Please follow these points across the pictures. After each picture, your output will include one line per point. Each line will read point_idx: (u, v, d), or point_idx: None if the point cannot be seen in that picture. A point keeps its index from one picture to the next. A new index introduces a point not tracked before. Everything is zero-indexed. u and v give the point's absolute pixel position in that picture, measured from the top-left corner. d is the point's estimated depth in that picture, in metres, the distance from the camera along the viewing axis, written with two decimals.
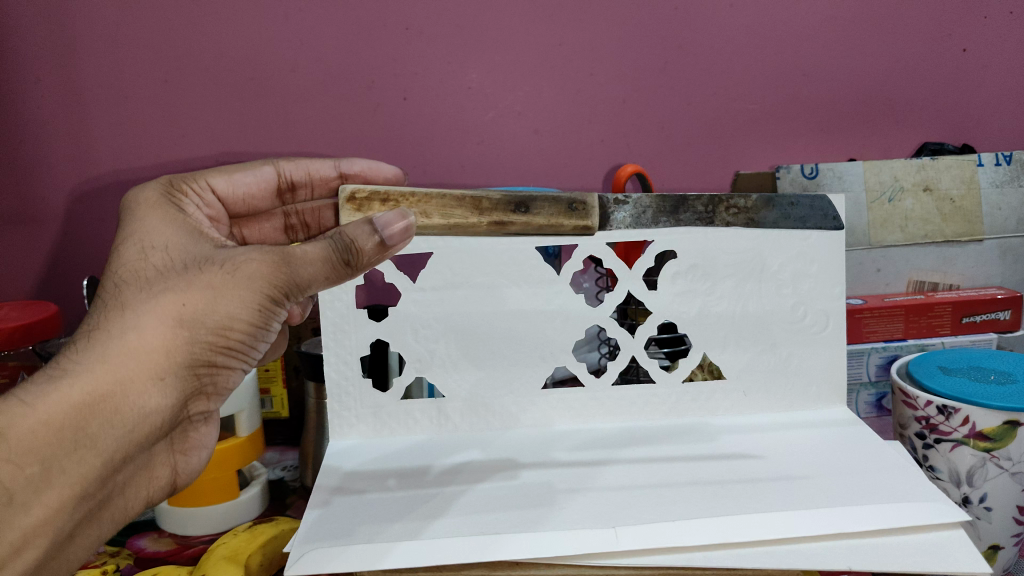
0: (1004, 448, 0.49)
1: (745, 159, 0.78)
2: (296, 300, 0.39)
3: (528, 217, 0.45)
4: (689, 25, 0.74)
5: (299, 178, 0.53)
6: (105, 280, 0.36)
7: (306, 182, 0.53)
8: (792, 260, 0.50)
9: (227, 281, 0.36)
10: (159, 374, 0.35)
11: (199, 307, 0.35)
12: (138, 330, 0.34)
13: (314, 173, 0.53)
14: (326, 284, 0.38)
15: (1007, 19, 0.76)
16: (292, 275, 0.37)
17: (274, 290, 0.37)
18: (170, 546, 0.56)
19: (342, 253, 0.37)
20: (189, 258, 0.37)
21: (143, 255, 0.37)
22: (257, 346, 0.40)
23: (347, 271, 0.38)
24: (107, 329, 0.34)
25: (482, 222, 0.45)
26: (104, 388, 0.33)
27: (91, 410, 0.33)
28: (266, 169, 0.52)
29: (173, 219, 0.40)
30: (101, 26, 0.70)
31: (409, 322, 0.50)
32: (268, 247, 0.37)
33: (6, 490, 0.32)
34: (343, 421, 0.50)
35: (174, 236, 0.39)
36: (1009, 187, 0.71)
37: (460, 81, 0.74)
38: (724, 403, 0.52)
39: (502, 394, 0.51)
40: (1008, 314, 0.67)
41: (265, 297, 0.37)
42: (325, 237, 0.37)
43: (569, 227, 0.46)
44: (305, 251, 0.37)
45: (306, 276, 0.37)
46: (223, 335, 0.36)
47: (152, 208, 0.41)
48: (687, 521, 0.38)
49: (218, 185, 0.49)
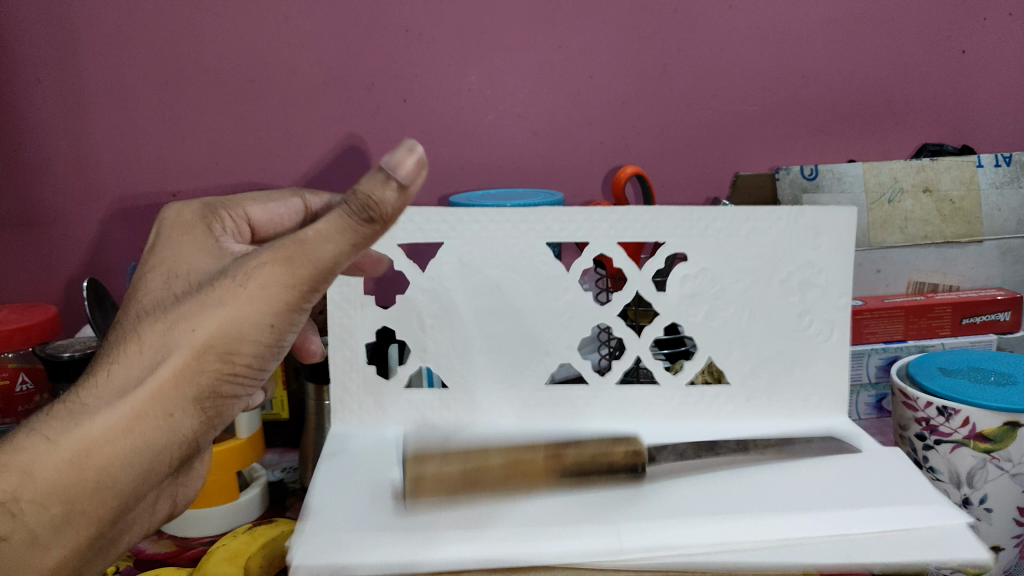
0: (1004, 449, 0.49)
1: (744, 160, 0.78)
2: (315, 301, 0.38)
3: (579, 451, 0.44)
4: (689, 27, 0.74)
5: (323, 208, 0.53)
6: (129, 312, 0.37)
7: (329, 211, 0.53)
8: (803, 269, 0.50)
9: (237, 300, 0.36)
10: (174, 407, 0.35)
11: (211, 332, 0.35)
12: (156, 361, 0.35)
13: (337, 201, 0.53)
14: (348, 260, 0.37)
15: (1007, 20, 0.76)
16: (307, 265, 0.36)
17: (289, 299, 0.36)
18: (170, 548, 0.56)
19: (359, 214, 0.36)
20: (205, 281, 0.37)
21: (167, 283, 0.38)
22: (275, 360, 0.39)
23: (370, 234, 0.37)
24: (126, 362, 0.35)
25: (538, 457, 0.43)
26: (121, 423, 0.34)
27: (109, 446, 0.33)
28: (293, 199, 0.52)
29: (198, 245, 0.42)
30: (102, 29, 0.70)
31: (417, 312, 0.50)
32: (279, 249, 0.36)
33: (29, 529, 0.33)
34: (348, 411, 0.50)
35: (197, 264, 0.40)
36: (1009, 188, 0.71)
37: (460, 83, 0.74)
38: (727, 407, 0.51)
39: (506, 389, 0.51)
40: (1009, 315, 0.68)
41: (280, 308, 0.36)
42: (339, 207, 0.36)
43: (621, 456, 0.44)
44: (318, 231, 0.36)
45: (321, 260, 0.36)
46: (234, 359, 0.36)
47: (184, 234, 0.43)
48: (685, 523, 0.38)
49: (254, 213, 0.50)
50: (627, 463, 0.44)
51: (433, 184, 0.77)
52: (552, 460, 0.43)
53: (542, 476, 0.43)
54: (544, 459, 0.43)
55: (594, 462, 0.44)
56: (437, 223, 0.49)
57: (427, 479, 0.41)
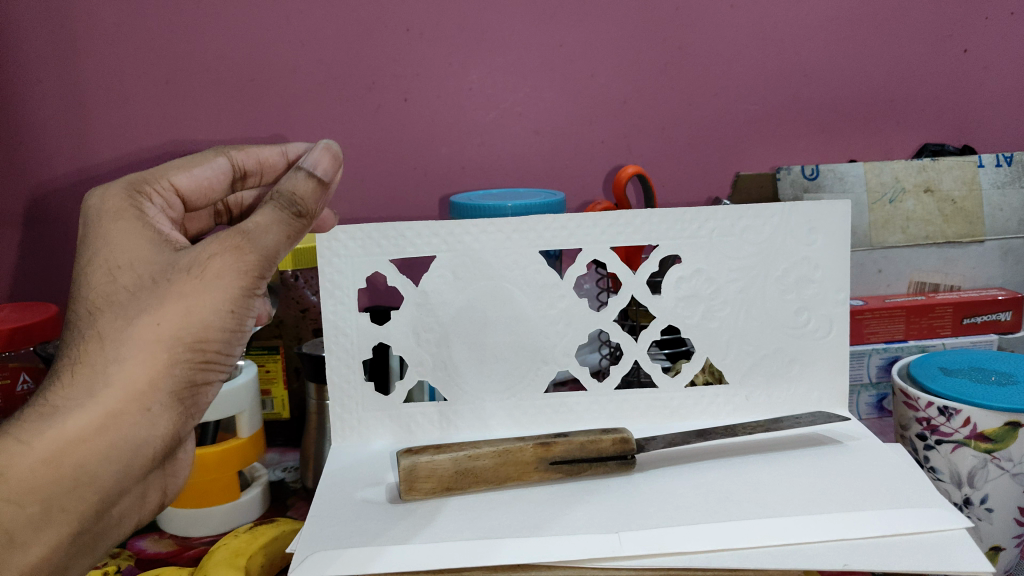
0: (1006, 449, 0.49)
1: (745, 160, 0.78)
2: (265, 286, 0.39)
3: (569, 438, 0.43)
4: (690, 26, 0.74)
5: (251, 167, 0.49)
6: (77, 305, 0.35)
7: (257, 171, 0.49)
8: (798, 265, 0.49)
9: (196, 290, 0.35)
10: (148, 403, 0.35)
11: (175, 325, 0.35)
12: (120, 361, 0.34)
13: (266, 160, 0.49)
14: (287, 249, 0.39)
15: (1008, 20, 0.76)
16: (255, 252, 0.37)
17: (245, 282, 0.37)
18: (171, 547, 0.56)
19: (288, 207, 0.38)
20: (159, 269, 0.36)
21: (112, 276, 0.36)
22: (240, 346, 0.39)
23: (301, 225, 0.39)
24: (90, 363, 0.34)
25: (528, 446, 0.43)
26: (95, 421, 0.33)
27: (87, 444, 0.33)
28: (219, 160, 0.47)
29: (140, 225, 0.38)
30: (102, 27, 0.70)
31: (411, 325, 0.49)
32: (225, 237, 0.37)
33: (8, 531, 0.33)
34: (345, 431, 0.48)
35: (139, 249, 0.37)
36: (1010, 188, 0.71)
37: (461, 82, 0.74)
38: (726, 408, 0.50)
39: (504, 398, 0.49)
40: (1010, 315, 0.68)
41: (238, 294, 0.37)
42: (268, 201, 0.38)
43: (611, 445, 0.43)
44: (256, 221, 0.37)
45: (268, 246, 0.37)
46: (202, 350, 0.36)
47: (119, 211, 0.39)
48: (689, 528, 0.38)
49: (178, 182, 0.45)
50: (617, 451, 0.43)
51: (433, 184, 0.77)
52: (542, 450, 0.43)
53: (531, 469, 0.43)
54: (533, 450, 0.43)
55: (583, 450, 0.43)
56: (429, 235, 0.48)
57: (421, 475, 0.41)
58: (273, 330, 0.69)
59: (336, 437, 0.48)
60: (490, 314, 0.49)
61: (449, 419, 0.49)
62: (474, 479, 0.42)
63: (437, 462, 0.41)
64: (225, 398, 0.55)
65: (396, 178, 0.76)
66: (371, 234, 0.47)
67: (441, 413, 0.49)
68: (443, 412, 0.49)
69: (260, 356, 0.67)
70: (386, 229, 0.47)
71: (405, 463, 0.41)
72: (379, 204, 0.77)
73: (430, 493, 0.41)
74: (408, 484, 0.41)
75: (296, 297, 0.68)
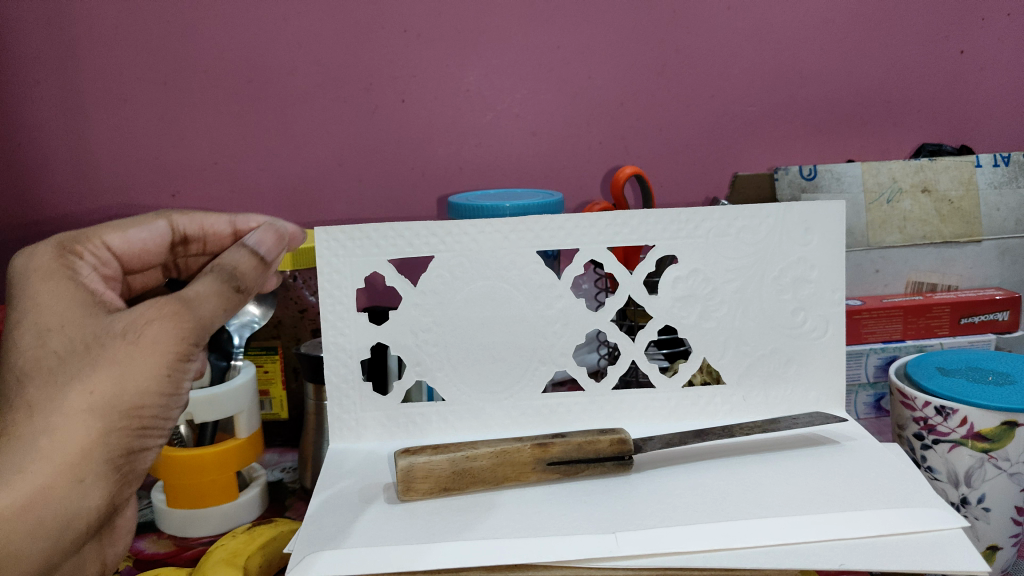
0: (1003, 449, 0.49)
1: (743, 160, 0.78)
2: (202, 351, 0.39)
3: (566, 438, 0.43)
4: (688, 27, 0.74)
5: (192, 232, 0.50)
6: (4, 374, 0.34)
7: (199, 236, 0.51)
8: (794, 265, 0.49)
9: (132, 353, 0.35)
10: (81, 474, 0.34)
11: (110, 390, 0.34)
12: (51, 431, 0.33)
13: (208, 227, 0.50)
14: (224, 320, 0.40)
15: (1005, 20, 0.76)
16: (193, 318, 0.38)
17: (182, 348, 0.37)
18: (170, 548, 0.56)
19: (228, 282, 0.40)
20: (90, 334, 0.35)
21: (41, 339, 0.35)
22: (177, 412, 0.39)
23: (239, 300, 0.41)
24: (18, 433, 0.33)
25: (526, 447, 0.43)
26: (25, 491, 0.32)
27: (13, 517, 0.32)
28: (159, 223, 0.49)
29: (71, 288, 0.38)
30: (101, 28, 0.70)
31: (409, 326, 0.49)
32: (162, 303, 0.37)
33: None
34: (344, 432, 0.48)
35: (70, 311, 0.36)
36: (1008, 188, 0.72)
37: (459, 84, 0.74)
38: (724, 407, 0.50)
39: (502, 398, 0.49)
40: (1007, 315, 0.68)
41: (174, 357, 0.37)
42: (208, 275, 0.40)
43: (609, 445, 0.43)
44: (197, 292, 0.38)
45: (207, 313, 0.38)
46: (139, 415, 0.35)
47: (47, 274, 0.38)
48: (686, 527, 0.38)
49: (112, 242, 0.46)
50: (614, 452, 0.43)
51: (432, 184, 0.77)
52: (540, 451, 0.43)
53: (529, 469, 0.43)
54: (531, 451, 0.43)
55: (581, 451, 0.43)
56: (427, 236, 0.48)
57: (418, 476, 0.41)
58: (272, 329, 0.69)
59: (334, 437, 0.48)
60: (488, 314, 0.49)
61: (447, 419, 0.49)
62: (472, 479, 0.42)
63: (434, 462, 0.41)
64: (223, 399, 0.55)
65: (394, 178, 0.76)
66: (368, 234, 0.47)
67: (439, 413, 0.49)
68: (440, 411, 0.49)
69: (259, 356, 0.67)
70: (384, 229, 0.47)
71: (402, 463, 0.41)
72: (377, 205, 0.77)
73: (428, 493, 0.41)
74: (406, 485, 0.41)
75: (294, 297, 0.68)
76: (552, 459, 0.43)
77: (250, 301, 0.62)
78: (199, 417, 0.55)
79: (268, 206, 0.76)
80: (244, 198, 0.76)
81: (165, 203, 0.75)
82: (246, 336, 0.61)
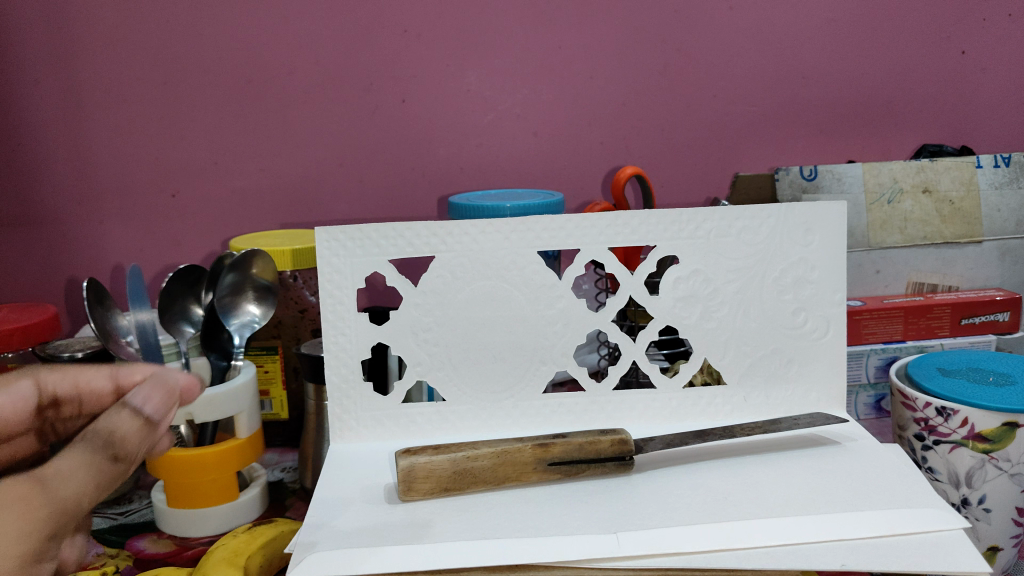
0: (1003, 449, 0.49)
1: (744, 161, 0.78)
2: (47, 561, 0.27)
3: (567, 438, 0.43)
4: (689, 27, 0.74)
5: (64, 392, 0.35)
6: None
7: (74, 397, 0.35)
8: (795, 265, 0.49)
9: None
10: None
11: None
12: None
13: (84, 385, 0.35)
14: (101, 502, 0.28)
15: (1006, 21, 0.76)
16: (42, 509, 0.26)
17: (31, 545, 0.26)
18: (170, 548, 0.56)
19: (104, 451, 0.28)
20: None
21: None
22: None
23: (111, 475, 0.28)
24: None
25: (527, 447, 0.43)
26: None
27: None
28: (18, 385, 0.34)
29: None
30: (101, 27, 0.70)
31: (409, 326, 0.49)
32: None
33: None
34: (344, 432, 0.48)
35: None
36: (1008, 189, 0.72)
37: (460, 84, 0.74)
38: (724, 408, 0.50)
39: (503, 398, 0.49)
40: (1007, 316, 0.68)
41: (13, 566, 0.25)
42: (69, 448, 0.27)
43: (610, 445, 0.43)
44: (57, 467, 0.27)
45: (70, 495, 0.27)
46: None
47: None
48: (688, 527, 0.38)
49: None
50: (616, 452, 0.43)
51: (432, 184, 0.77)
52: (540, 451, 0.43)
53: (530, 469, 0.43)
54: (532, 451, 0.43)
55: (582, 451, 0.43)
56: (428, 236, 0.48)
57: (419, 476, 0.41)
58: (272, 329, 0.68)
59: (334, 437, 0.48)
60: (489, 314, 0.49)
61: (448, 420, 0.49)
62: (473, 479, 0.42)
63: (435, 462, 0.41)
64: (224, 400, 0.55)
65: (394, 178, 0.76)
66: (369, 235, 0.47)
67: (439, 413, 0.49)
68: (441, 411, 0.49)
69: (259, 356, 0.67)
70: (385, 229, 0.47)
71: (403, 463, 0.41)
72: (378, 205, 0.77)
73: (429, 493, 0.41)
74: (407, 484, 0.41)
75: (295, 297, 0.67)
76: (554, 460, 0.43)
77: (250, 301, 0.61)
78: (199, 417, 0.54)
79: (268, 206, 0.76)
80: (244, 198, 0.75)
81: (165, 203, 0.75)
82: (246, 336, 0.61)
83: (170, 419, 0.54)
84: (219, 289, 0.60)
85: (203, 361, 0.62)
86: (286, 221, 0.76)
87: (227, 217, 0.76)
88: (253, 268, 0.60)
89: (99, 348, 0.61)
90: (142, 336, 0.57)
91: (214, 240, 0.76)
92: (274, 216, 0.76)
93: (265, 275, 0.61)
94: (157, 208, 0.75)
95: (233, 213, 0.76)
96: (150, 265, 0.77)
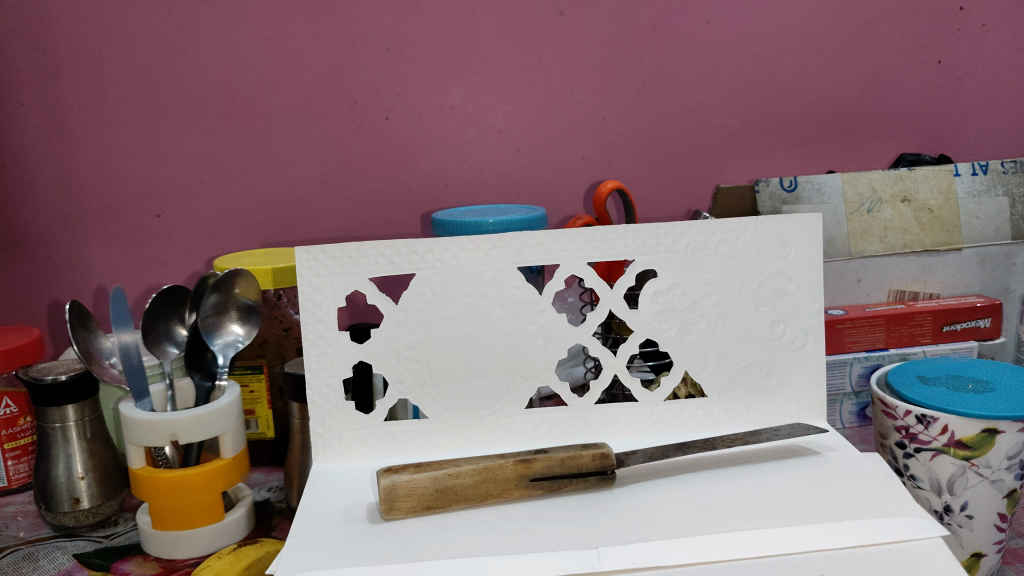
0: (983, 455, 0.50)
1: (725, 172, 0.79)
2: None
3: (549, 454, 0.44)
4: (669, 43, 0.75)
5: None
6: None
7: None
8: (772, 277, 0.50)
9: None
10: None
11: None
12: None
13: None
14: None
15: (980, 31, 0.77)
16: None
17: None
18: (155, 570, 0.56)
19: None
20: None
21: None
22: None
23: None
24: None
25: (508, 463, 0.43)
26: None
27: None
28: None
29: None
30: (85, 50, 0.70)
31: (391, 344, 0.49)
32: None
33: None
34: (326, 450, 0.48)
35: None
36: (986, 196, 0.73)
37: (443, 100, 0.74)
38: (707, 419, 0.51)
39: (485, 415, 0.49)
40: (988, 322, 0.69)
41: None
42: None
43: (591, 460, 0.44)
44: None
45: None
46: None
47: None
48: (667, 541, 0.38)
49: None
50: (597, 467, 0.44)
51: (415, 200, 0.77)
52: (522, 467, 0.43)
53: (512, 486, 0.43)
54: (514, 467, 0.43)
55: (565, 466, 0.44)
56: (408, 253, 0.48)
57: (401, 495, 0.41)
58: (257, 348, 0.68)
59: (317, 456, 0.48)
60: (471, 331, 0.49)
61: (430, 437, 0.49)
62: (455, 496, 0.42)
63: (417, 480, 0.42)
64: (210, 420, 0.55)
65: (379, 195, 0.76)
66: (349, 253, 0.47)
67: (422, 431, 0.49)
68: (424, 429, 0.49)
69: (243, 375, 0.67)
70: (364, 248, 0.47)
71: (384, 482, 0.41)
72: (362, 222, 0.77)
73: (411, 512, 0.42)
74: (388, 503, 0.41)
75: (279, 316, 0.68)
76: (535, 477, 0.44)
77: (233, 320, 0.61)
78: (184, 438, 0.54)
79: (253, 224, 0.76)
80: (229, 218, 0.76)
81: (150, 223, 0.75)
82: (230, 355, 0.61)
83: (155, 441, 0.54)
84: (202, 310, 0.60)
85: (187, 382, 0.62)
86: (272, 240, 0.76)
87: (212, 236, 0.76)
88: (236, 288, 0.60)
89: (81, 371, 0.60)
90: (125, 358, 0.56)
91: (199, 260, 0.76)
92: (259, 234, 0.76)
93: (248, 294, 0.61)
94: (143, 228, 0.75)
95: (218, 233, 0.76)
96: (135, 285, 0.77)
